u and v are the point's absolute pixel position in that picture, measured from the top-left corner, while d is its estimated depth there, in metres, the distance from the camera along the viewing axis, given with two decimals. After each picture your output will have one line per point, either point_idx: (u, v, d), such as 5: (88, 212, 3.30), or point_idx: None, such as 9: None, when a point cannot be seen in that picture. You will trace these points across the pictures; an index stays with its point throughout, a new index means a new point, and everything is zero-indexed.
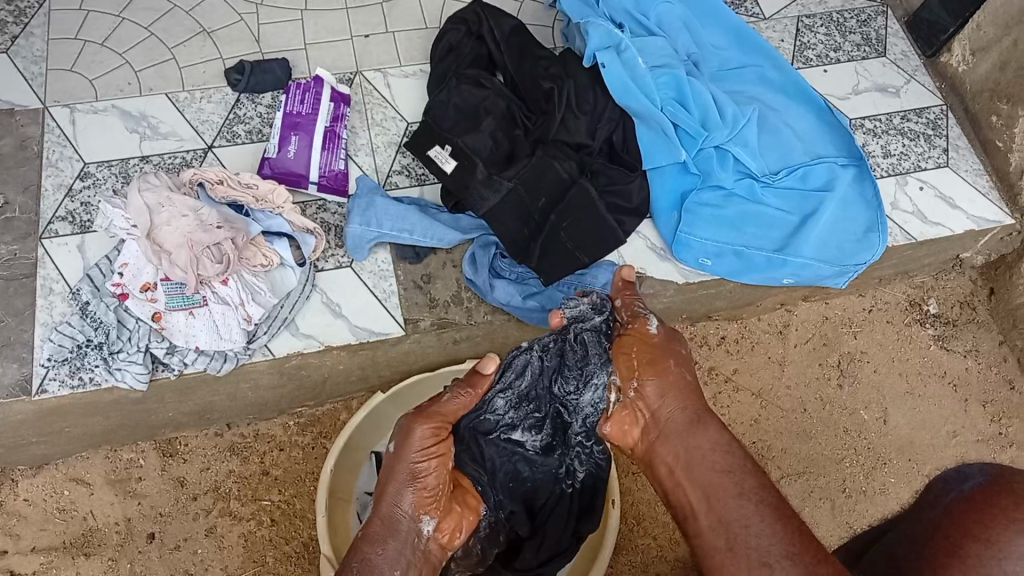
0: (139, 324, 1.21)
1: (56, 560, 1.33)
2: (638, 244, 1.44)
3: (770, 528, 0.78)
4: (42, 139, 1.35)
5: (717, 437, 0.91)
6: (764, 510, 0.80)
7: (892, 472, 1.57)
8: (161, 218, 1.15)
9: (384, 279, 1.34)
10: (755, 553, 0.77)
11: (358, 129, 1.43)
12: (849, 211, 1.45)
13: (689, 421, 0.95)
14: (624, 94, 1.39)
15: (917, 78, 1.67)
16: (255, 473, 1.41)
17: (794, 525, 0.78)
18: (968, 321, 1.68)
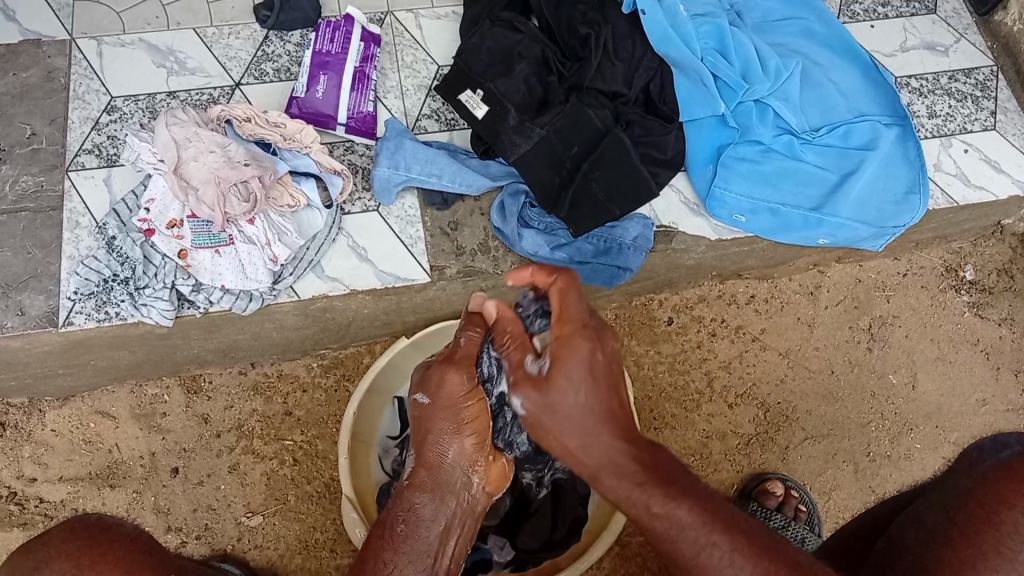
0: (166, 260, 1.20)
1: (82, 489, 1.36)
2: (671, 197, 1.40)
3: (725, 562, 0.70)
4: (69, 71, 1.33)
5: (620, 478, 0.75)
6: (716, 539, 0.71)
7: (917, 438, 1.56)
8: (188, 154, 1.13)
9: (411, 225, 1.32)
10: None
11: (388, 70, 1.40)
12: (890, 171, 1.40)
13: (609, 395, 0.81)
14: (663, 42, 1.36)
15: (968, 36, 1.60)
16: (278, 413, 1.41)
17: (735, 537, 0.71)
18: (1005, 289, 1.64)
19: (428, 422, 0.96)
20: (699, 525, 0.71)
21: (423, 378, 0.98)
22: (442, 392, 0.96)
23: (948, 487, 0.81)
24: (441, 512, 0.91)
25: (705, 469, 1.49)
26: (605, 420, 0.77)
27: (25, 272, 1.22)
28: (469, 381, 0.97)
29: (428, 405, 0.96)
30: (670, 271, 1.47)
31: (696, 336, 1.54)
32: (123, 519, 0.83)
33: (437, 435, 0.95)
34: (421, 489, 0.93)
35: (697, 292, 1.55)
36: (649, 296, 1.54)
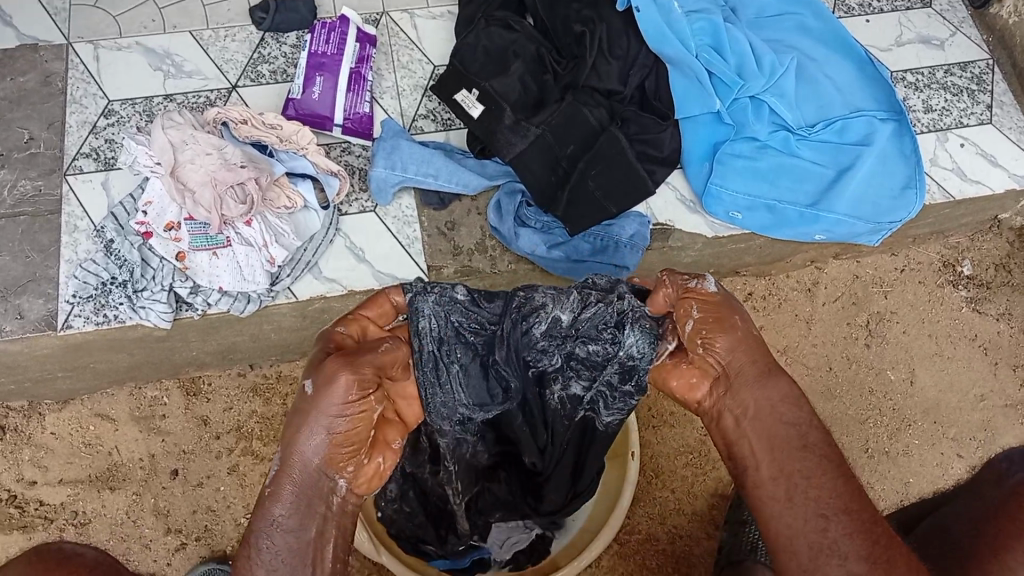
0: (163, 263, 1.20)
1: (82, 492, 1.36)
2: (667, 195, 1.41)
3: (833, 485, 0.68)
4: (65, 75, 1.33)
5: (787, 390, 0.76)
6: (837, 463, 0.70)
7: (916, 434, 1.56)
8: (184, 156, 1.13)
9: (408, 226, 1.32)
10: (813, 506, 0.68)
11: (383, 71, 1.40)
12: (886, 166, 1.40)
13: (766, 370, 0.77)
14: (658, 40, 1.34)
15: (964, 30, 1.60)
16: (277, 414, 1.41)
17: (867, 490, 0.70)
18: (1003, 284, 1.64)
19: (306, 414, 0.73)
20: (834, 454, 0.71)
21: (317, 362, 0.77)
22: (331, 390, 0.73)
23: (976, 497, 0.78)
24: (303, 524, 0.70)
25: (704, 467, 1.49)
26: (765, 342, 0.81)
27: (23, 276, 1.22)
28: (362, 382, 0.74)
29: (309, 398, 0.73)
30: None
31: None
32: (83, 550, 0.74)
33: (302, 435, 0.72)
34: (281, 493, 0.71)
35: None
36: None
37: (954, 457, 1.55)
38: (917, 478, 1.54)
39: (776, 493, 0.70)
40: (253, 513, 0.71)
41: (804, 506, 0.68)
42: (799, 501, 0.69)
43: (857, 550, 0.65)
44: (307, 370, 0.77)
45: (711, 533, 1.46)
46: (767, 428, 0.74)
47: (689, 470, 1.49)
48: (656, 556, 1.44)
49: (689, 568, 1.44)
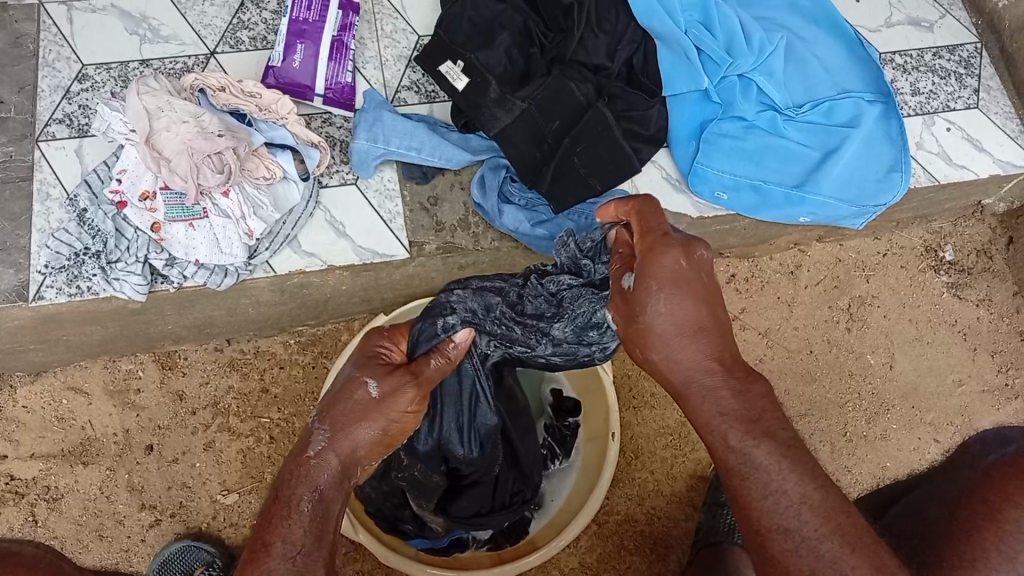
0: (138, 234, 1.17)
1: (55, 467, 1.34)
2: (652, 173, 1.40)
3: (764, 507, 0.74)
4: (38, 38, 1.30)
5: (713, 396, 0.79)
6: (768, 476, 0.74)
7: (894, 418, 1.57)
8: (160, 124, 1.09)
9: (389, 200, 1.30)
10: (751, 524, 0.75)
11: (366, 40, 1.37)
12: (871, 149, 1.39)
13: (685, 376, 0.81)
14: (646, 14, 1.34)
15: (953, 12, 1.59)
16: (255, 390, 1.39)
17: (804, 490, 0.73)
18: (983, 270, 1.64)
19: (361, 411, 0.86)
20: (755, 476, 0.74)
21: (376, 370, 0.90)
22: (390, 402, 0.87)
23: (950, 479, 0.78)
24: (337, 497, 0.82)
25: (683, 448, 1.49)
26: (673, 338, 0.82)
27: None
28: (417, 400, 0.89)
29: (372, 399, 0.87)
30: None
31: None
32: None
33: (360, 426, 0.86)
34: (328, 466, 0.83)
35: None
36: None
37: (930, 441, 1.57)
38: (894, 463, 1.56)
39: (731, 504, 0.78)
40: (296, 475, 0.82)
41: (746, 519, 0.75)
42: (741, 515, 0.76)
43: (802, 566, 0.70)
44: (363, 369, 0.90)
45: (690, 515, 1.46)
46: (704, 444, 0.80)
47: (668, 452, 1.48)
48: (634, 536, 1.44)
49: (667, 550, 1.45)
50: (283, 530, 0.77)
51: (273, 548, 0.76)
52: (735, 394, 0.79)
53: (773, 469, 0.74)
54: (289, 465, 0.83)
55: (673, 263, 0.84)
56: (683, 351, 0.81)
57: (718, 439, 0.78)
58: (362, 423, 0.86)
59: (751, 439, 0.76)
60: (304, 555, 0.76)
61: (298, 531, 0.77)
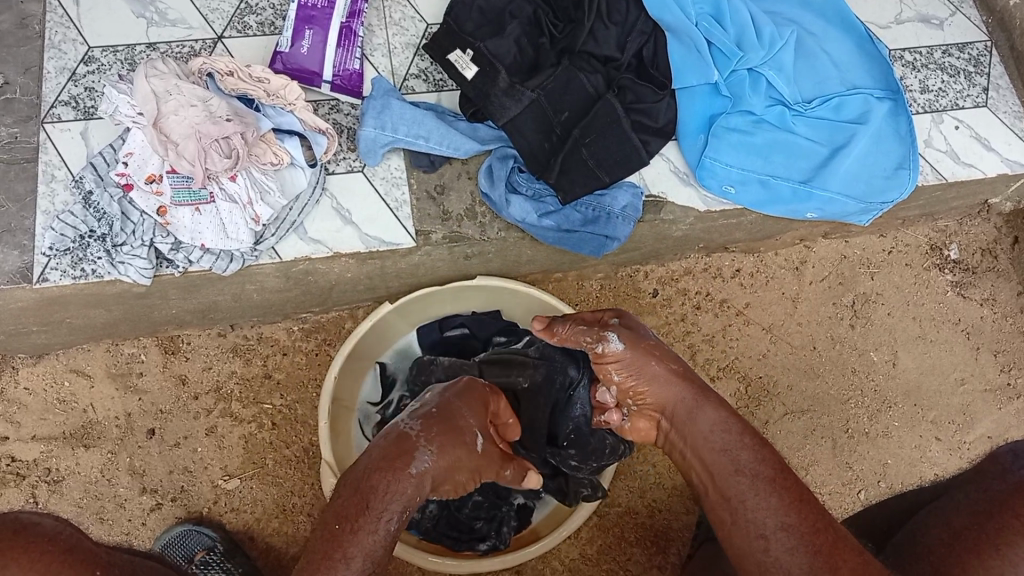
0: (144, 217, 1.16)
1: (56, 449, 1.34)
2: (660, 166, 1.38)
3: (767, 502, 0.79)
4: (44, 19, 1.29)
5: (716, 416, 0.90)
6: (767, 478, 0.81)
7: (896, 416, 1.57)
8: (167, 107, 1.09)
9: (396, 187, 1.29)
10: (753, 526, 0.78)
11: (375, 27, 1.36)
12: (881, 146, 1.39)
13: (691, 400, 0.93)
14: (658, 7, 1.34)
15: (964, 10, 1.59)
16: (257, 375, 1.39)
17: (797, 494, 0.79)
18: (988, 269, 1.64)
19: (463, 447, 0.93)
20: (762, 469, 0.82)
21: (480, 419, 1.00)
22: (485, 458, 0.98)
23: (977, 488, 0.81)
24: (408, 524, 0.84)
25: None
26: (673, 358, 0.98)
27: None
28: (496, 462, 1.02)
29: (477, 450, 0.95)
30: (656, 242, 1.46)
31: (680, 309, 1.53)
32: (41, 518, 0.82)
33: (460, 470, 0.92)
34: (421, 492, 0.85)
35: (683, 264, 1.54)
36: (634, 269, 1.52)
37: (932, 439, 1.57)
38: (895, 460, 1.56)
39: (726, 520, 0.82)
40: (395, 482, 0.82)
41: (751, 521, 0.79)
42: (739, 521, 0.80)
43: (798, 560, 0.73)
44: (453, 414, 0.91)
45: (690, 508, 1.47)
46: (708, 456, 0.87)
47: None
48: (635, 529, 1.45)
49: (668, 543, 1.45)
50: (366, 543, 0.77)
51: (351, 561, 0.76)
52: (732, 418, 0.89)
53: (776, 468, 0.82)
54: (386, 465, 0.83)
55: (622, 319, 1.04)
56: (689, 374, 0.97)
57: (730, 448, 0.86)
58: (454, 457, 0.90)
59: (759, 445, 0.85)
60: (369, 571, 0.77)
61: (376, 549, 0.78)
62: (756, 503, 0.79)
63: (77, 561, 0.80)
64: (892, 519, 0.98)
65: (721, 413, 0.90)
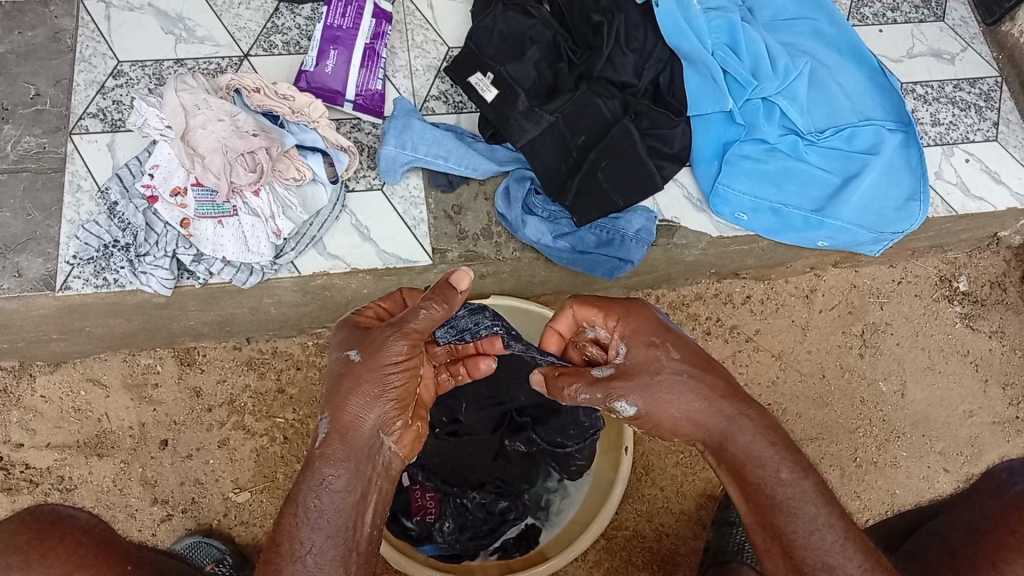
0: (167, 228, 1.19)
1: (70, 457, 1.35)
2: (673, 191, 1.41)
3: (812, 541, 0.78)
4: (76, 33, 1.32)
5: (752, 440, 0.84)
6: (808, 514, 0.80)
7: (904, 446, 1.57)
8: (196, 121, 1.11)
9: (414, 206, 1.31)
10: (791, 562, 0.79)
11: (397, 49, 1.39)
12: (892, 177, 1.41)
13: (725, 421, 0.85)
14: (675, 34, 1.35)
15: (975, 46, 1.61)
16: (270, 389, 1.40)
17: (842, 530, 0.79)
18: (997, 302, 1.65)
19: (345, 384, 0.84)
20: (806, 508, 0.80)
21: (360, 337, 0.87)
22: (377, 357, 0.84)
23: (976, 505, 0.83)
24: (347, 484, 0.82)
25: (694, 466, 1.49)
26: (697, 389, 0.86)
27: (23, 234, 1.21)
28: (406, 350, 0.85)
29: (355, 366, 0.84)
30: (668, 266, 1.47)
31: (691, 334, 1.54)
32: (75, 512, 0.82)
33: (350, 398, 0.83)
34: (333, 454, 0.82)
35: (694, 290, 1.55)
36: (646, 292, 1.54)
37: (940, 470, 1.57)
38: (903, 490, 1.56)
39: (777, 556, 0.80)
40: (306, 470, 0.83)
41: (789, 558, 0.79)
42: (779, 555, 0.80)
43: None
44: (340, 348, 0.87)
45: (698, 533, 1.47)
46: (746, 485, 0.83)
47: (679, 469, 1.48)
48: (642, 553, 1.45)
49: (675, 568, 1.45)
50: (292, 529, 0.80)
51: (282, 548, 0.79)
52: (768, 432, 0.85)
53: (820, 503, 0.80)
54: (305, 460, 0.84)
55: (646, 347, 0.89)
56: (719, 393, 0.87)
57: (767, 477, 0.82)
58: (337, 401, 0.83)
59: (799, 471, 0.82)
60: (316, 555, 0.79)
61: (307, 530, 0.80)
62: (801, 542, 0.78)
63: (108, 555, 0.81)
64: (894, 538, 0.99)
65: (759, 438, 0.84)
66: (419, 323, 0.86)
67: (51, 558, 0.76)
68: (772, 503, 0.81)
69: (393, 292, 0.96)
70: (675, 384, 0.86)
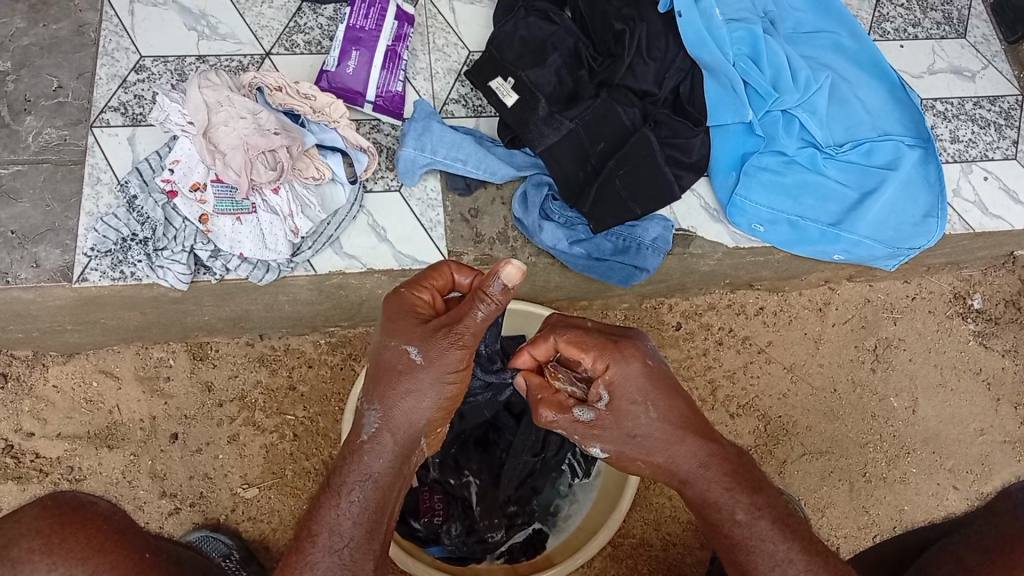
0: (186, 224, 1.19)
1: (80, 448, 1.35)
2: (691, 201, 1.41)
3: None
4: (99, 26, 1.33)
5: (709, 482, 0.84)
6: (767, 551, 0.80)
7: (914, 462, 1.57)
8: (218, 117, 1.12)
9: (431, 209, 1.31)
10: None
11: (418, 52, 1.40)
12: (910, 192, 1.41)
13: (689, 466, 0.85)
14: (697, 45, 1.34)
15: (996, 64, 1.61)
16: (281, 386, 1.40)
17: (805, 560, 0.79)
18: (1011, 320, 1.64)
19: (402, 381, 0.82)
20: (765, 547, 0.80)
21: (417, 331, 0.83)
22: (440, 363, 0.82)
23: (988, 525, 0.82)
24: (392, 481, 0.83)
25: None
26: (668, 437, 0.85)
27: (42, 225, 1.22)
28: (465, 358, 0.83)
29: (417, 368, 0.82)
30: (683, 275, 1.47)
31: (703, 343, 1.54)
32: (94, 499, 0.83)
33: (406, 398, 0.82)
34: (382, 450, 0.83)
35: (707, 299, 1.55)
36: (659, 301, 1.53)
37: (949, 488, 1.56)
38: (911, 507, 1.55)
39: None
40: (351, 461, 0.82)
41: None
42: None
43: None
44: (396, 338, 0.83)
45: (704, 543, 1.47)
46: (708, 524, 0.84)
47: None
48: (647, 561, 1.45)
49: None
50: (331, 519, 0.80)
51: (319, 539, 0.79)
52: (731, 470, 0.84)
53: (778, 535, 0.81)
54: (348, 447, 0.84)
55: (633, 398, 0.85)
56: (688, 434, 0.86)
57: (724, 519, 0.83)
58: (393, 400, 0.83)
59: (755, 511, 0.82)
60: (352, 549, 0.79)
61: (347, 522, 0.79)
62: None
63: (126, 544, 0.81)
64: (903, 555, 0.99)
65: (721, 483, 0.84)
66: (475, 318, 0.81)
67: (70, 544, 0.77)
68: (731, 543, 0.82)
69: (443, 267, 0.89)
70: (651, 435, 0.86)
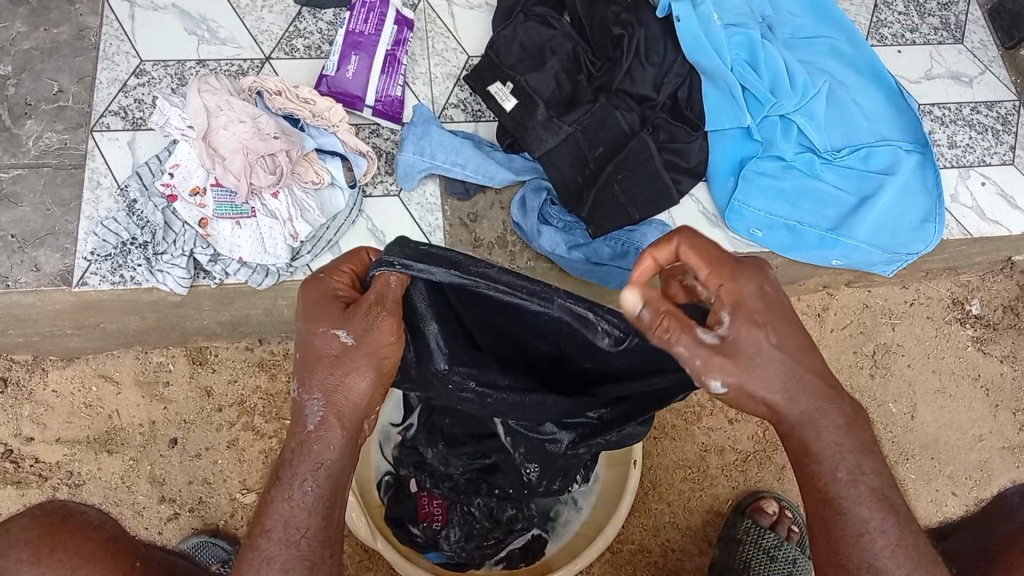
0: (185, 228, 1.20)
1: (79, 453, 1.35)
2: (689, 206, 1.42)
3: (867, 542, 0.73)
4: (100, 31, 1.33)
5: (835, 433, 0.74)
6: (863, 515, 0.74)
7: (913, 468, 1.57)
8: (218, 121, 1.13)
9: (430, 213, 1.32)
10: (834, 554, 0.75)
11: (418, 57, 1.40)
12: (909, 197, 1.41)
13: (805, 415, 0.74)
14: (695, 50, 1.35)
15: (994, 69, 1.61)
16: (281, 392, 1.40)
17: (896, 533, 0.74)
18: (1010, 326, 1.64)
19: (338, 368, 0.75)
20: (863, 513, 0.74)
21: (339, 312, 0.76)
22: (371, 342, 0.75)
23: (983, 528, 0.82)
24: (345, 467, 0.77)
25: (702, 482, 1.49)
26: (786, 383, 0.73)
27: (42, 229, 1.22)
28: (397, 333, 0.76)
29: (349, 351, 0.75)
30: None
31: None
32: (86, 508, 0.80)
33: (347, 380, 0.75)
34: (333, 438, 0.76)
35: None
36: None
37: (948, 494, 1.56)
38: (910, 512, 1.55)
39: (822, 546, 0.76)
40: (304, 450, 0.75)
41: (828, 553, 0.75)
42: (825, 548, 0.76)
43: None
44: (319, 323, 0.75)
45: (703, 549, 1.46)
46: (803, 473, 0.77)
47: (686, 484, 1.48)
48: (646, 567, 1.44)
49: None
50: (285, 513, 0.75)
51: (273, 534, 0.74)
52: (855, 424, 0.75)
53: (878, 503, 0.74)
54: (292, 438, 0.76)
55: (761, 331, 0.72)
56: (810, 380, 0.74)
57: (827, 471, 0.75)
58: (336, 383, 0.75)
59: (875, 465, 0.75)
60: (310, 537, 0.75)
61: (301, 513, 0.75)
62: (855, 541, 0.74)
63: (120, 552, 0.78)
64: None
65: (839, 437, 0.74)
66: (395, 295, 0.76)
67: (59, 552, 0.74)
68: (828, 497, 0.75)
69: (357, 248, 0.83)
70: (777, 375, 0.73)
